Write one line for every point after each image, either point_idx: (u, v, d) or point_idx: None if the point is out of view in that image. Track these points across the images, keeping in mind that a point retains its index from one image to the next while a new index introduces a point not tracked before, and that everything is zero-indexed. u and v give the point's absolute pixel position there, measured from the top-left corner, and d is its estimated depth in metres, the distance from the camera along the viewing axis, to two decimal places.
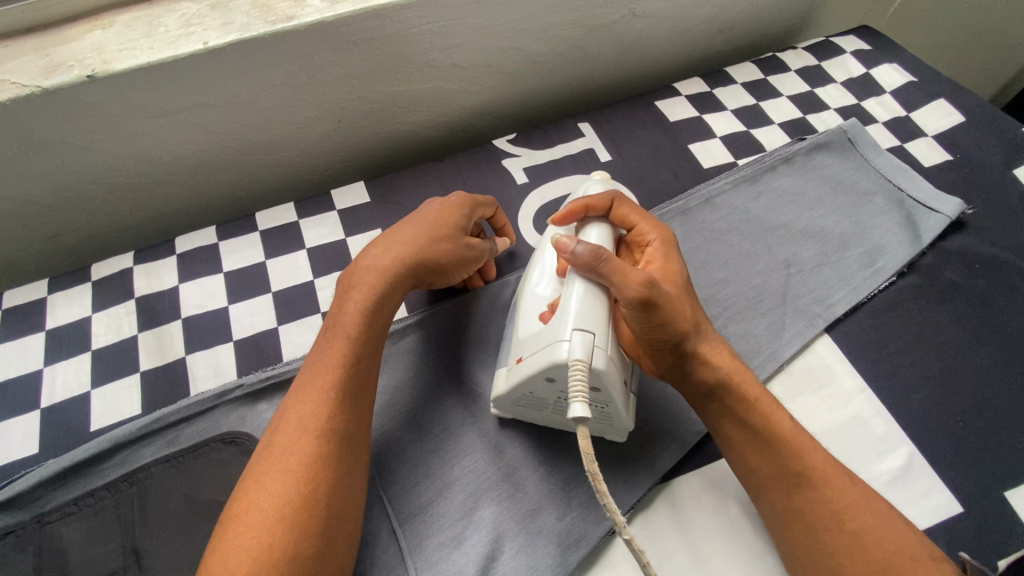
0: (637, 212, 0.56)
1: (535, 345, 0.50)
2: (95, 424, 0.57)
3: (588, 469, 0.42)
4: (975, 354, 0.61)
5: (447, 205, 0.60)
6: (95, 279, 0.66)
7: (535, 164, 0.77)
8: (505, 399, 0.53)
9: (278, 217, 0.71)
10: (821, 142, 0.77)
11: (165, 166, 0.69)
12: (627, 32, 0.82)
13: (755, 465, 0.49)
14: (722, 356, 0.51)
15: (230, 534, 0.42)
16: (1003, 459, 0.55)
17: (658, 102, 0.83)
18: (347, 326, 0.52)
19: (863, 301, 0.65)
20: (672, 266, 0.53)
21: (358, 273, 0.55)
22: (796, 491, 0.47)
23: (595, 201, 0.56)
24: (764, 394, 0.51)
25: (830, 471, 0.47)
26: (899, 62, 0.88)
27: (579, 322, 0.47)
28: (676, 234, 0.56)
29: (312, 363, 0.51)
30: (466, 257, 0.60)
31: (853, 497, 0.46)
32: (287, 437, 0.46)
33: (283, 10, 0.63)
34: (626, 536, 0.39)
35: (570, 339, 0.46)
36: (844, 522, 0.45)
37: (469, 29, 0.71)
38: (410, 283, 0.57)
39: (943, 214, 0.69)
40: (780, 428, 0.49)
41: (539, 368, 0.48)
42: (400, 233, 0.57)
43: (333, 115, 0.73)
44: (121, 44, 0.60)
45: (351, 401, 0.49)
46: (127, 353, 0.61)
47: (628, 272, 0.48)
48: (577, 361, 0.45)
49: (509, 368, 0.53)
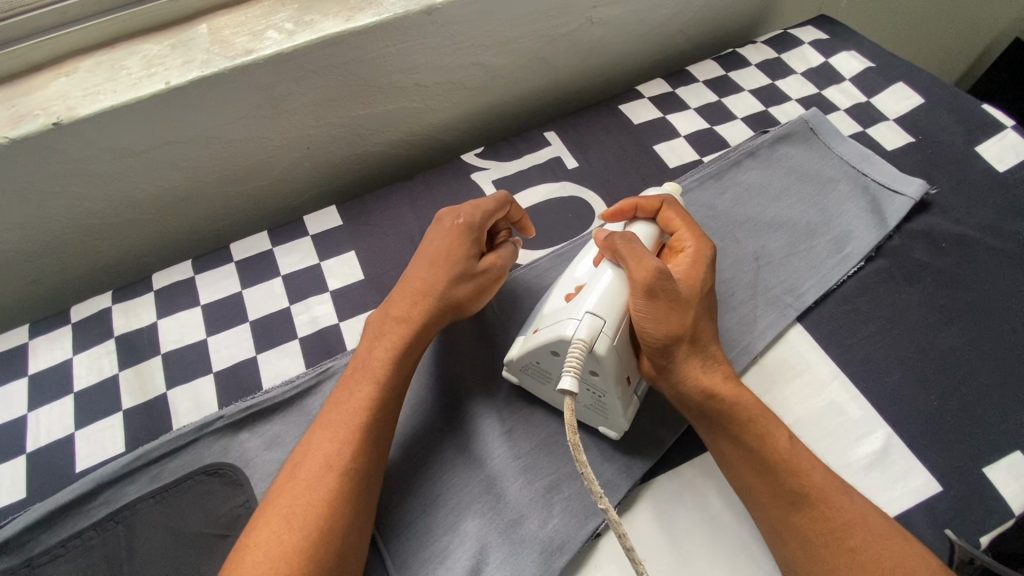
0: (683, 220, 0.58)
1: (551, 319, 0.52)
2: (80, 465, 0.57)
3: (570, 441, 0.44)
4: (946, 332, 0.62)
5: (451, 234, 0.58)
6: (75, 321, 0.67)
7: (503, 176, 0.78)
8: (513, 364, 0.55)
9: (253, 246, 0.72)
10: (784, 134, 0.77)
11: (138, 204, 0.70)
12: (587, 40, 0.83)
13: (752, 481, 0.49)
14: (717, 374, 0.52)
15: (245, 566, 0.43)
16: (980, 436, 0.56)
17: (622, 106, 0.84)
18: (376, 369, 0.53)
19: (834, 287, 0.66)
20: (695, 273, 0.54)
21: (386, 323, 0.56)
22: (793, 510, 0.47)
23: (646, 202, 0.59)
24: (761, 416, 0.51)
25: (829, 489, 0.47)
26: (856, 48, 0.89)
27: (594, 307, 0.49)
28: (714, 249, 0.56)
29: (338, 400, 0.52)
30: (489, 283, 0.59)
31: (852, 516, 0.46)
32: (310, 473, 0.48)
33: (242, 44, 0.64)
34: (602, 505, 0.42)
35: (580, 319, 0.49)
36: (844, 540, 0.45)
37: (428, 49, 0.72)
38: (440, 322, 0.57)
39: (907, 196, 0.70)
40: (774, 447, 0.49)
41: (547, 341, 0.50)
42: (417, 281, 0.58)
43: (301, 143, 0.74)
44: (85, 90, 0.61)
45: (374, 441, 0.51)
46: (109, 392, 0.62)
47: (642, 258, 0.51)
48: (579, 339, 0.47)
49: (523, 336, 0.55)
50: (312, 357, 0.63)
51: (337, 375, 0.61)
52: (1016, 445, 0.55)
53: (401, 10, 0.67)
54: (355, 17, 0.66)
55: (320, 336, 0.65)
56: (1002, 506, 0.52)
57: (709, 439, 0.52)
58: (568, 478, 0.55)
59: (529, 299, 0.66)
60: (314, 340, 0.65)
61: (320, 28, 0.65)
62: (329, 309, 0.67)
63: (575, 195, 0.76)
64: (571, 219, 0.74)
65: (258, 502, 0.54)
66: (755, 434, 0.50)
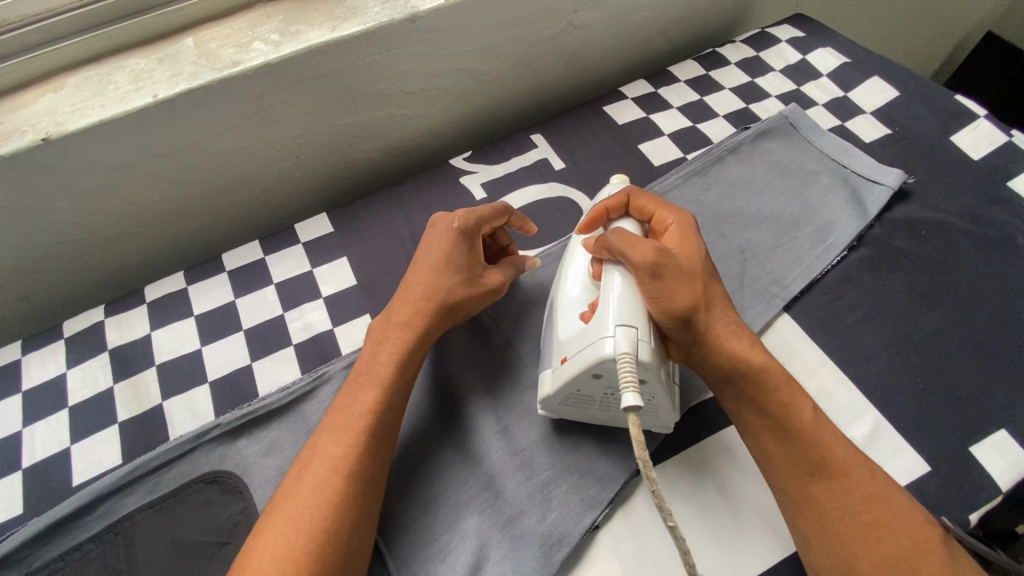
0: (657, 203, 0.59)
1: (578, 344, 0.51)
2: (76, 479, 0.57)
3: (639, 458, 0.43)
4: (929, 316, 0.64)
5: (446, 238, 0.59)
6: (68, 335, 0.67)
7: (492, 179, 0.79)
8: (552, 399, 0.54)
9: (245, 256, 0.72)
10: (764, 130, 0.79)
11: (129, 217, 0.70)
12: (569, 43, 0.85)
13: (774, 453, 0.50)
14: (741, 341, 0.53)
15: (249, 567, 0.44)
16: (965, 415, 0.57)
17: (606, 107, 0.86)
18: (379, 373, 0.54)
19: (818, 277, 0.67)
20: (687, 246, 0.55)
21: (387, 328, 0.57)
22: (811, 481, 0.48)
23: (612, 202, 0.59)
24: (783, 381, 0.52)
25: (850, 464, 0.48)
26: (832, 45, 0.91)
27: (620, 318, 0.49)
28: (695, 219, 0.58)
29: (343, 404, 0.53)
30: (487, 288, 0.60)
31: (871, 492, 0.47)
32: (316, 477, 0.48)
33: (229, 56, 0.65)
34: (671, 521, 0.41)
35: (614, 335, 0.48)
36: (861, 514, 0.46)
37: (413, 56, 0.73)
38: (441, 325, 0.58)
39: (886, 185, 0.72)
40: (800, 419, 0.50)
41: (586, 366, 0.49)
42: (414, 286, 0.58)
43: (290, 152, 0.75)
44: (73, 105, 0.61)
45: (379, 444, 0.51)
46: (104, 405, 0.62)
47: (636, 245, 0.52)
48: (624, 354, 0.47)
49: (553, 369, 0.54)
50: (306, 363, 0.63)
51: (332, 380, 0.61)
52: (999, 423, 0.57)
53: (384, 18, 0.68)
54: (340, 26, 0.67)
55: (313, 343, 0.65)
56: (988, 482, 0.54)
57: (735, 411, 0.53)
58: (566, 473, 0.56)
59: (520, 298, 0.67)
60: (308, 346, 0.65)
61: (305, 39, 0.66)
62: (322, 315, 0.67)
63: (563, 195, 0.77)
64: (560, 219, 0.75)
65: (258, 508, 0.54)
66: (780, 403, 0.51)
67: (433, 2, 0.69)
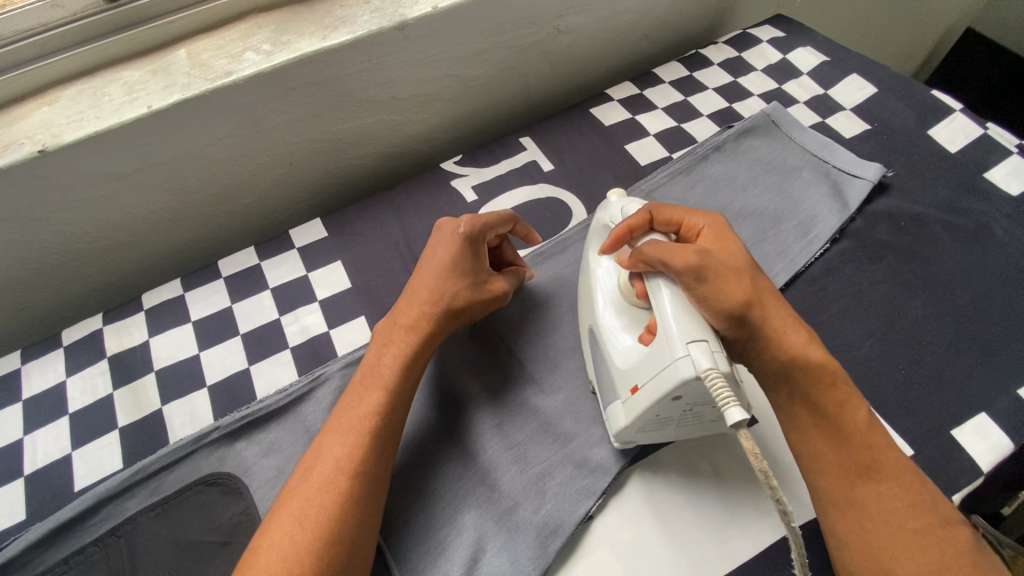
0: (680, 210, 0.58)
1: (650, 368, 0.49)
2: (79, 484, 0.58)
3: (758, 470, 0.38)
4: (910, 305, 0.65)
5: (452, 243, 0.60)
6: (66, 344, 0.68)
7: (482, 181, 0.80)
8: (631, 427, 0.52)
9: (240, 262, 0.74)
10: (747, 128, 0.81)
11: (126, 226, 0.71)
12: (555, 48, 0.87)
13: (822, 451, 0.51)
14: (799, 335, 0.53)
15: (255, 564, 0.45)
16: (946, 400, 0.59)
17: (593, 109, 0.88)
18: (382, 376, 0.55)
19: (802, 270, 0.69)
20: (728, 248, 0.55)
21: (392, 332, 0.58)
22: (860, 483, 0.49)
23: (635, 220, 0.57)
24: (841, 377, 0.52)
25: (899, 469, 0.49)
26: (812, 44, 0.94)
27: (688, 334, 0.47)
28: (726, 219, 0.58)
29: (348, 406, 0.54)
30: (489, 293, 0.61)
31: (916, 499, 0.48)
32: (320, 477, 0.49)
33: (222, 66, 0.66)
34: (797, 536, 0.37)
35: (688, 353, 0.46)
36: (908, 520, 0.47)
37: (402, 63, 0.75)
38: (444, 329, 0.59)
39: (866, 179, 0.74)
40: (853, 419, 0.51)
41: (667, 390, 0.47)
42: (419, 290, 0.59)
43: (284, 159, 0.76)
44: (69, 118, 0.62)
45: (383, 444, 0.52)
46: (104, 411, 0.62)
47: (677, 251, 0.51)
48: (709, 370, 0.44)
49: (629, 396, 0.52)
50: (303, 365, 0.65)
51: (329, 381, 0.62)
52: (979, 407, 0.58)
53: (373, 27, 0.69)
54: (330, 35, 0.69)
55: (310, 346, 0.66)
56: (970, 463, 0.55)
57: (788, 408, 0.53)
58: (559, 466, 0.57)
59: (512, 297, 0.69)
60: (304, 348, 0.66)
61: (296, 48, 0.68)
62: (317, 318, 0.68)
63: (552, 196, 0.79)
64: (550, 220, 0.76)
65: (258, 508, 0.55)
66: (836, 400, 0.51)
67: (420, 10, 0.71)
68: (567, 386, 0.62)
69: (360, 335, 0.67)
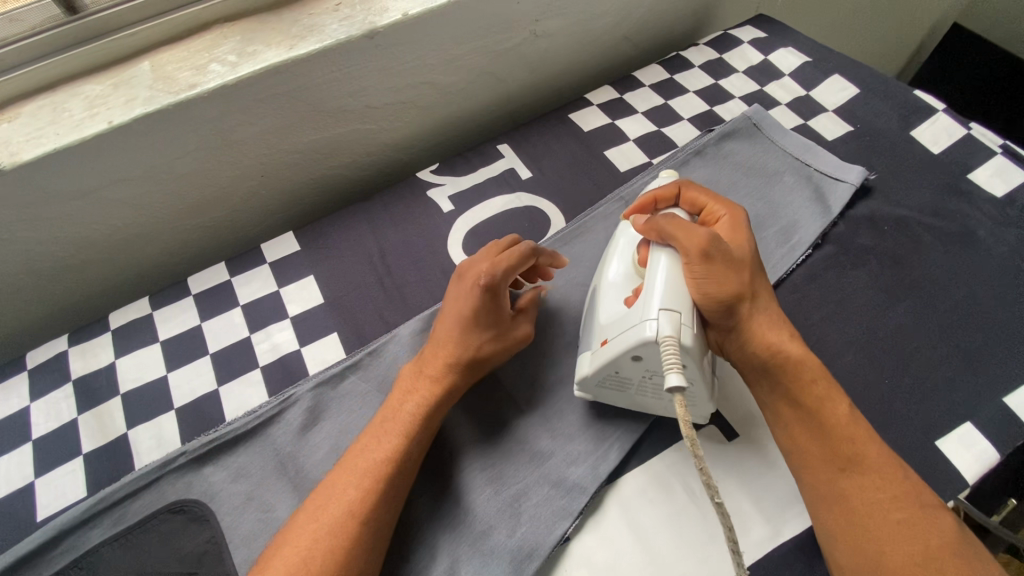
0: (708, 195, 0.58)
1: (620, 326, 0.50)
2: (41, 514, 0.57)
3: (686, 436, 0.40)
4: (893, 312, 0.64)
5: (476, 296, 0.56)
6: (31, 367, 0.66)
7: (459, 191, 0.79)
8: (590, 381, 0.54)
9: (210, 278, 0.72)
10: (728, 132, 0.79)
11: (92, 244, 0.69)
12: (533, 52, 0.85)
13: (804, 444, 0.50)
14: (782, 332, 0.52)
15: None
16: (930, 409, 0.58)
17: (572, 114, 0.86)
18: (403, 420, 0.53)
19: (784, 276, 0.68)
20: (740, 239, 0.55)
21: (417, 376, 0.56)
22: (842, 475, 0.48)
23: (663, 192, 0.58)
24: (822, 376, 0.51)
25: (881, 461, 0.48)
26: (794, 44, 0.92)
27: (664, 302, 0.47)
28: (746, 212, 0.57)
29: (364, 448, 0.52)
30: (513, 342, 0.58)
31: (900, 490, 0.46)
32: (327, 520, 0.47)
33: (186, 79, 0.64)
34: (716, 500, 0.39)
35: (657, 318, 0.47)
36: (892, 511, 0.46)
37: (375, 71, 0.73)
38: (468, 380, 0.57)
39: (848, 182, 0.72)
40: (834, 414, 0.49)
41: (626, 348, 0.48)
42: (444, 336, 0.56)
43: (255, 171, 0.74)
44: (28, 135, 0.60)
45: (395, 491, 0.50)
46: (68, 436, 0.61)
47: (691, 230, 0.51)
48: (667, 337, 0.45)
49: (592, 351, 0.53)
50: (273, 385, 0.63)
51: (300, 402, 0.60)
52: (964, 416, 0.57)
53: (342, 35, 0.68)
54: (297, 45, 0.67)
55: (281, 365, 0.64)
56: (955, 475, 0.54)
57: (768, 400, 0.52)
58: (536, 485, 0.55)
59: None
60: (275, 368, 0.64)
61: (263, 59, 0.66)
62: (289, 336, 0.67)
63: (531, 205, 0.77)
64: (528, 230, 0.75)
65: (226, 536, 0.54)
66: (816, 396, 0.50)
67: (391, 17, 0.69)
68: (544, 401, 0.61)
69: (333, 352, 0.65)
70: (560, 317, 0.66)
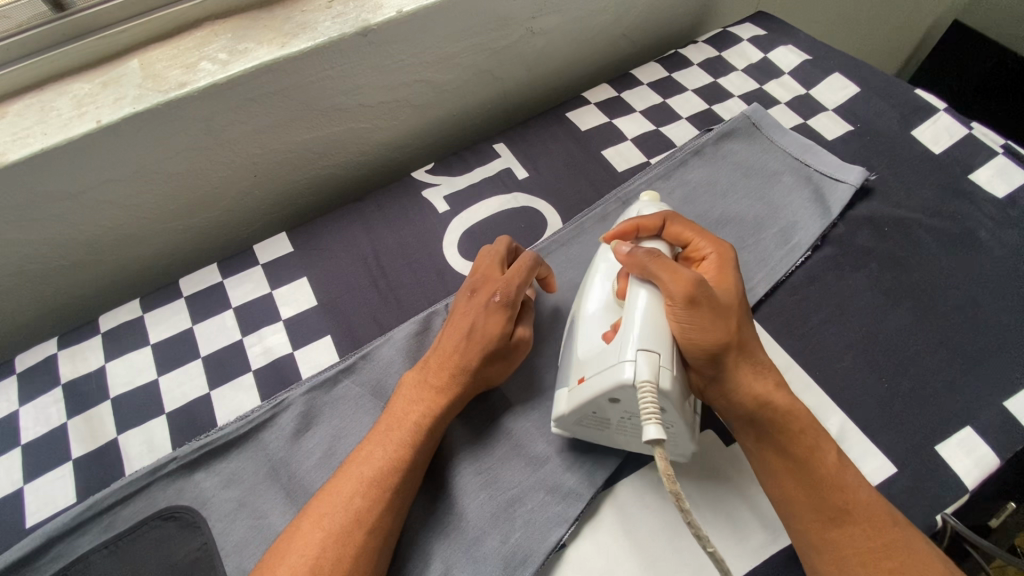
0: (693, 228, 0.57)
1: (597, 365, 0.48)
2: (30, 520, 0.56)
3: (670, 491, 0.41)
4: (894, 314, 0.63)
5: (488, 311, 0.56)
6: (20, 370, 0.65)
7: (455, 191, 0.78)
8: (567, 419, 0.52)
9: (202, 280, 0.71)
10: (727, 131, 0.78)
11: (80, 245, 0.68)
12: (530, 51, 0.84)
13: (792, 494, 0.48)
14: (769, 382, 0.51)
15: None
16: (930, 414, 0.57)
17: (569, 113, 0.85)
18: (403, 431, 0.52)
19: (783, 279, 0.67)
20: (725, 281, 0.53)
21: (414, 391, 0.55)
22: (832, 525, 0.47)
23: (647, 221, 0.57)
24: (810, 424, 0.50)
25: (871, 509, 0.47)
26: (794, 42, 0.91)
27: (643, 342, 0.46)
28: (732, 250, 0.56)
29: (370, 455, 0.51)
30: (517, 358, 0.58)
31: (890, 539, 0.46)
32: (331, 528, 0.47)
33: (175, 77, 0.63)
34: (710, 549, 0.40)
35: (635, 359, 0.46)
36: (881, 561, 0.45)
37: (369, 70, 0.72)
38: (467, 397, 0.56)
39: (848, 183, 0.72)
40: (822, 462, 0.49)
41: (604, 390, 0.47)
42: (447, 349, 0.56)
43: (247, 171, 0.73)
44: (15, 134, 0.59)
45: (402, 497, 0.50)
46: (57, 442, 0.60)
47: (677, 271, 0.49)
48: (645, 382, 0.44)
49: (570, 388, 0.51)
50: (266, 389, 0.62)
51: (293, 407, 0.59)
52: (965, 421, 0.56)
53: (335, 33, 0.66)
54: (289, 42, 0.66)
55: (274, 367, 0.64)
56: (955, 481, 0.53)
57: (753, 447, 0.51)
58: (531, 491, 0.55)
59: None
60: (268, 371, 0.63)
61: (254, 57, 0.65)
62: (282, 339, 0.66)
63: (527, 205, 0.76)
64: (525, 230, 0.74)
65: (219, 543, 0.53)
66: (805, 446, 0.49)
67: (385, 15, 0.68)
68: (539, 405, 0.60)
69: (326, 356, 0.64)
70: (557, 320, 0.65)
